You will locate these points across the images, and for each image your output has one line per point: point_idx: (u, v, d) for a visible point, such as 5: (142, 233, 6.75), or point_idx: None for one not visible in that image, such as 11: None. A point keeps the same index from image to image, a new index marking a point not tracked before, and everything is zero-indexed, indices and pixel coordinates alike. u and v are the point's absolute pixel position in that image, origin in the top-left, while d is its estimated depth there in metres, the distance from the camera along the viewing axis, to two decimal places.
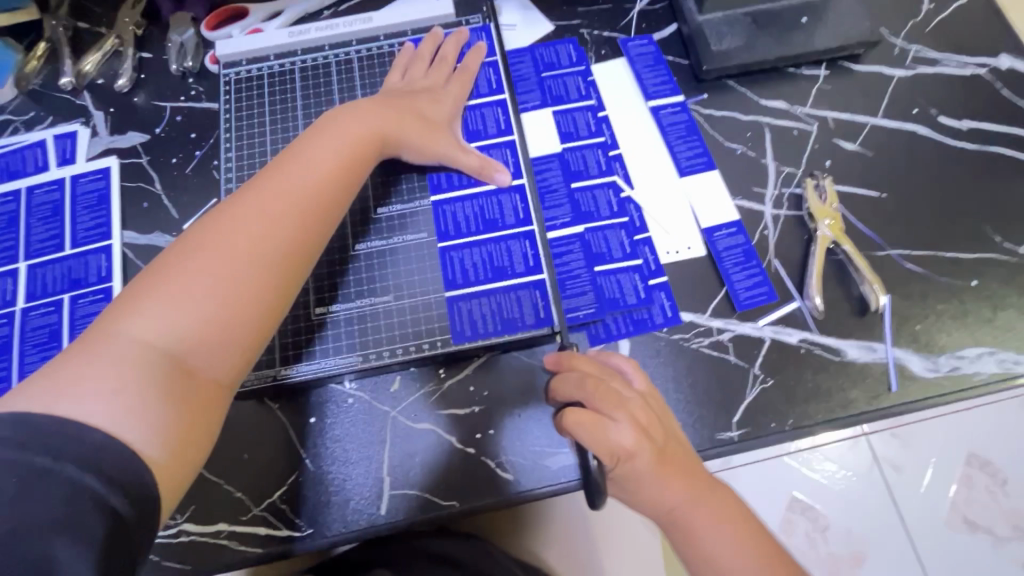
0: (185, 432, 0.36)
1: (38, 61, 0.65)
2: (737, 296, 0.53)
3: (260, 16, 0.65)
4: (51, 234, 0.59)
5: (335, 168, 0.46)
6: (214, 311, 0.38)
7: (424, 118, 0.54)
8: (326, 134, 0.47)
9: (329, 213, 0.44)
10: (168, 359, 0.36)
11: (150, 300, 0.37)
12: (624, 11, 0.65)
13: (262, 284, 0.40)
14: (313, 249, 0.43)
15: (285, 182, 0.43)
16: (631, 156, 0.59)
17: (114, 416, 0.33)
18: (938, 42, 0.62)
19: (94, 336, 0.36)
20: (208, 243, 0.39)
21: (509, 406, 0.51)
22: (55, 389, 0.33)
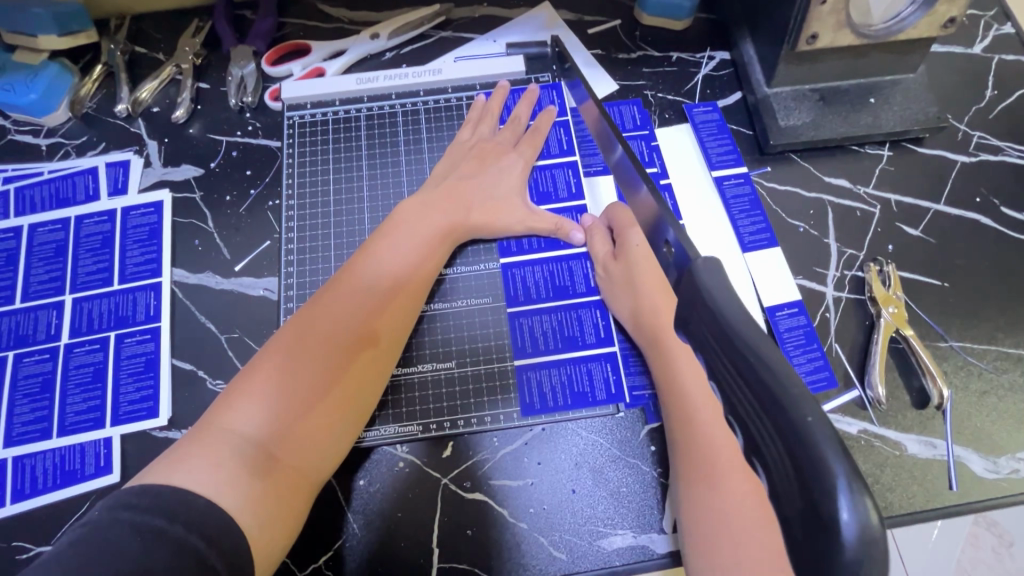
0: (281, 517, 0.40)
1: (94, 84, 0.64)
2: None
3: (322, 55, 0.65)
4: (99, 267, 0.57)
5: (412, 264, 0.51)
6: (308, 405, 0.43)
7: (493, 190, 0.56)
8: (403, 228, 0.51)
9: (400, 306, 0.49)
10: (270, 449, 0.41)
11: (253, 392, 0.42)
12: (689, 75, 0.65)
13: (340, 373, 0.45)
14: (386, 334, 0.48)
15: (367, 280, 0.48)
16: (694, 228, 0.59)
17: (217, 490, 0.37)
18: (1000, 131, 0.62)
19: (209, 417, 0.41)
20: (302, 340, 0.45)
21: (564, 479, 0.50)
22: (175, 462, 0.38)
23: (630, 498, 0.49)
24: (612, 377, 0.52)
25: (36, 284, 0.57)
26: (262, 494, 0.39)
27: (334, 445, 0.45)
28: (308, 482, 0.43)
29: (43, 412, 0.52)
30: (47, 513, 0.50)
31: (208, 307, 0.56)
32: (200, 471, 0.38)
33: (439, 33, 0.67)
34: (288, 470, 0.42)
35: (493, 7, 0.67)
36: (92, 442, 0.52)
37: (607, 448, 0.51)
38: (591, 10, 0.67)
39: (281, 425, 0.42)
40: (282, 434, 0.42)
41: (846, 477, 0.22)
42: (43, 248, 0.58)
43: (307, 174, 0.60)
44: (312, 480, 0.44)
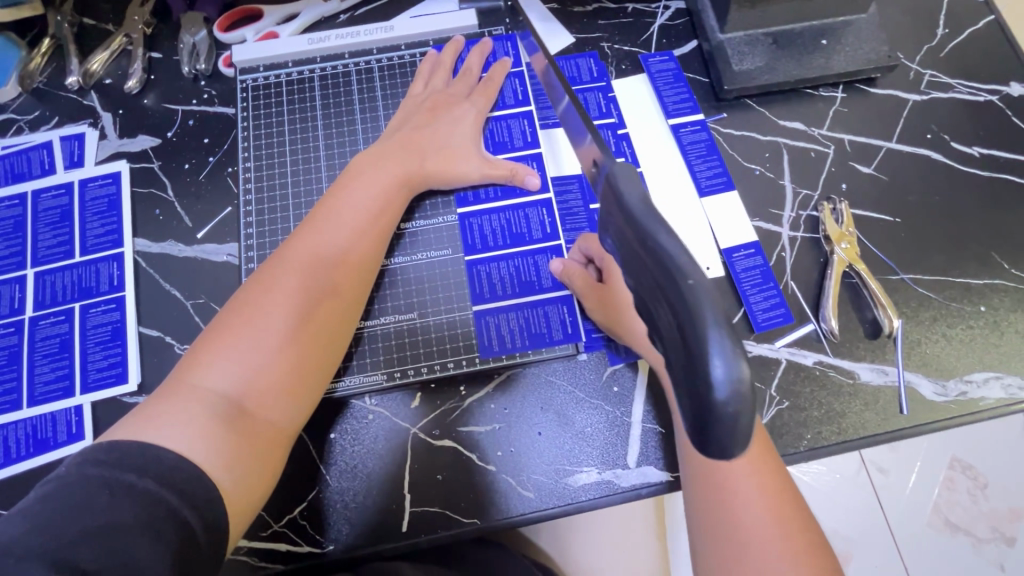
0: (257, 465, 0.41)
1: (42, 58, 0.63)
2: (755, 318, 0.54)
3: (274, 19, 0.64)
4: (60, 240, 0.57)
5: (371, 218, 0.51)
6: (275, 357, 0.44)
7: (448, 142, 0.56)
8: (359, 184, 0.52)
9: (363, 258, 0.50)
10: (239, 402, 0.42)
11: (218, 349, 0.43)
12: (644, 25, 0.65)
13: (306, 327, 0.46)
14: (349, 287, 0.49)
15: (327, 234, 0.49)
16: (651, 175, 0.59)
17: (188, 442, 0.38)
18: (952, 68, 0.63)
19: (176, 378, 0.42)
20: (264, 295, 0.45)
21: (529, 423, 0.52)
22: (142, 421, 0.39)
23: (593, 436, 0.51)
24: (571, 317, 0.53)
25: None
26: (234, 444, 0.40)
27: (308, 396, 0.46)
28: (282, 435, 0.44)
29: (12, 385, 0.53)
30: (23, 481, 0.50)
31: (172, 275, 0.57)
32: (169, 427, 0.39)
33: None
34: (260, 420, 0.43)
35: None
36: (63, 411, 0.52)
37: (570, 390, 0.52)
38: None
39: (249, 378, 0.42)
40: (250, 386, 0.42)
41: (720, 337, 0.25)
42: (1, 225, 0.58)
43: (264, 138, 0.60)
44: (287, 432, 0.45)
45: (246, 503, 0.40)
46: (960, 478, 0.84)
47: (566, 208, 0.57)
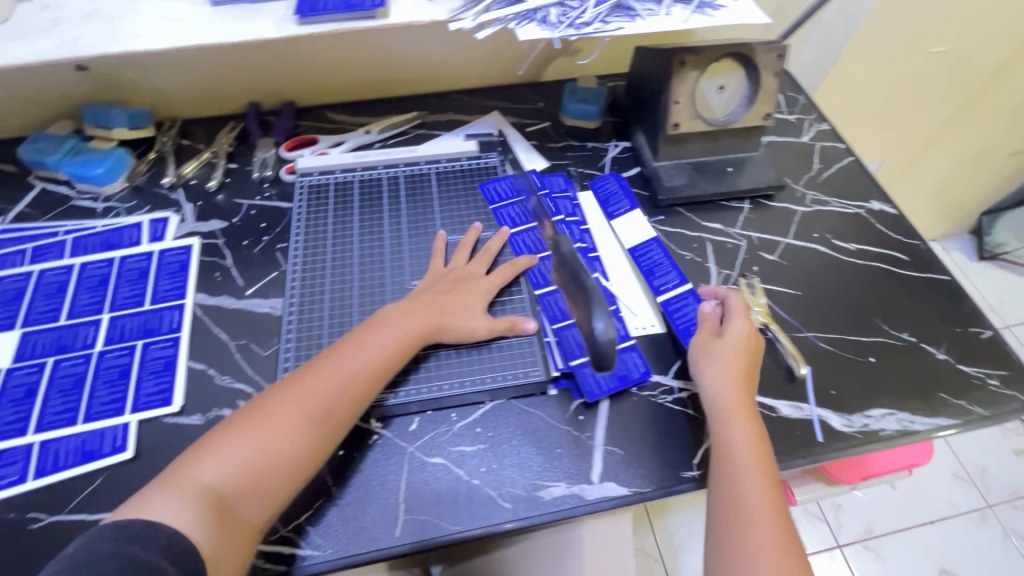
0: (227, 555, 0.48)
1: (147, 165, 0.84)
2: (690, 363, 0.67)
3: (327, 144, 0.86)
4: (135, 293, 0.71)
5: (379, 361, 0.59)
6: (268, 463, 0.52)
7: (460, 305, 0.65)
8: (379, 327, 0.60)
9: (369, 388, 0.57)
10: (224, 499, 0.49)
11: (220, 449, 0.52)
12: (601, 156, 0.88)
13: (303, 441, 0.53)
14: (349, 410, 0.56)
15: (335, 370, 0.57)
16: (606, 258, 0.76)
17: (181, 526, 0.47)
18: (827, 190, 0.85)
19: (183, 466, 0.51)
20: (271, 411, 0.54)
21: (509, 445, 0.61)
22: (148, 500, 0.48)
23: (563, 456, 0.61)
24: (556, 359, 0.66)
25: (81, 306, 0.70)
26: (213, 534, 0.47)
27: (279, 501, 0.52)
28: (257, 531, 0.51)
29: (72, 404, 0.62)
30: (64, 486, 0.58)
31: (222, 322, 0.70)
32: (162, 507, 0.47)
33: (416, 130, 0.91)
34: (229, 519, 0.49)
35: (458, 115, 0.93)
36: (112, 427, 0.61)
37: (542, 418, 0.63)
38: (528, 117, 0.93)
39: (233, 479, 0.50)
40: (237, 486, 0.50)
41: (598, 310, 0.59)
42: (90, 279, 0.72)
43: (309, 224, 0.73)
44: (259, 529, 0.51)
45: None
46: None
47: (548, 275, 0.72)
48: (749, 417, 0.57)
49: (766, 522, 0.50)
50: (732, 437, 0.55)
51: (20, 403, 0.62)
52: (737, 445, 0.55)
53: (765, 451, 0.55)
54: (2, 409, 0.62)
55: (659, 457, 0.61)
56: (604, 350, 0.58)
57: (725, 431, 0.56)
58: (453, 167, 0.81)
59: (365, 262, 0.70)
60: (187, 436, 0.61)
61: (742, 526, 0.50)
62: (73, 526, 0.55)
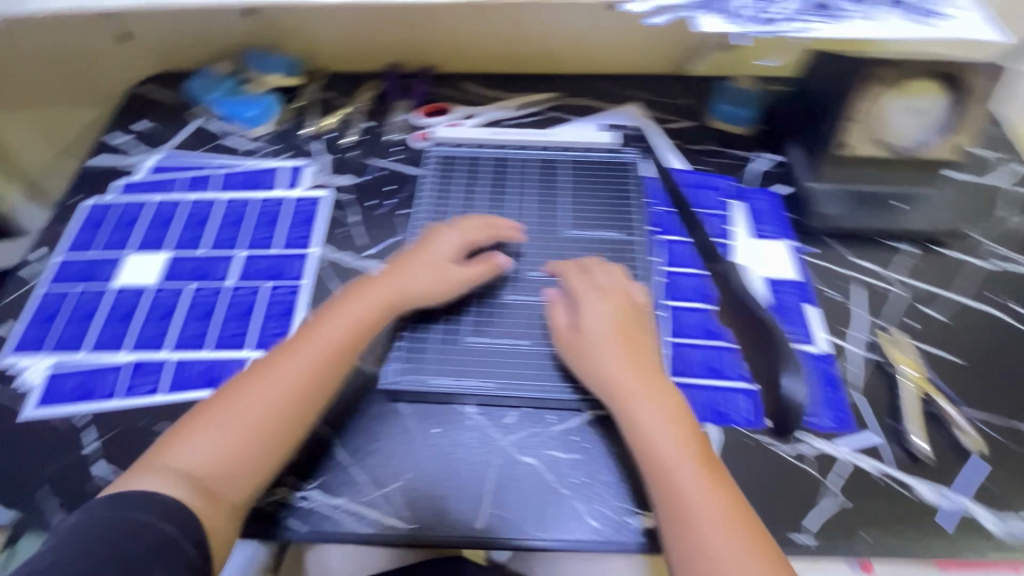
0: (219, 529, 0.50)
1: (291, 112, 0.87)
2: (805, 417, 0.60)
3: (460, 116, 0.85)
4: (268, 235, 0.75)
5: (328, 343, 0.58)
6: (235, 441, 0.52)
7: (450, 278, 0.65)
8: (348, 305, 0.61)
9: (339, 365, 0.58)
10: (205, 477, 0.51)
11: (194, 435, 0.53)
12: (746, 167, 0.81)
13: (267, 409, 0.54)
14: (315, 380, 0.56)
15: (296, 355, 0.57)
16: (743, 280, 0.69)
17: (165, 491, 0.49)
18: (1013, 245, 0.73)
19: (159, 450, 0.52)
20: (242, 390, 0.55)
21: (604, 461, 0.59)
22: (137, 472, 0.51)
23: None
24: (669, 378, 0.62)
25: (221, 240, 0.75)
26: (202, 510, 0.49)
27: (258, 480, 0.52)
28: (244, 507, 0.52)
29: (205, 330, 0.67)
30: (188, 405, 0.62)
31: (341, 278, 0.72)
32: (158, 480, 0.50)
33: (551, 112, 0.87)
34: (217, 495, 0.50)
35: (595, 101, 0.89)
36: (234, 359, 0.65)
37: None
38: (669, 113, 0.87)
39: (216, 457, 0.52)
40: (212, 462, 0.51)
41: None
42: (231, 216, 0.77)
43: (437, 195, 0.73)
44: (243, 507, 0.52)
45: (226, 534, 0.50)
46: None
47: (680, 289, 0.68)
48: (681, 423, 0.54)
49: (723, 532, 0.48)
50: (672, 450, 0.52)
51: (162, 320, 0.68)
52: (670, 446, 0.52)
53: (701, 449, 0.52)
54: (147, 322, 0.68)
55: (767, 513, 0.55)
56: None
57: (654, 434, 0.53)
58: (588, 158, 0.76)
59: (490, 248, 0.68)
60: None
61: (700, 536, 0.48)
62: None
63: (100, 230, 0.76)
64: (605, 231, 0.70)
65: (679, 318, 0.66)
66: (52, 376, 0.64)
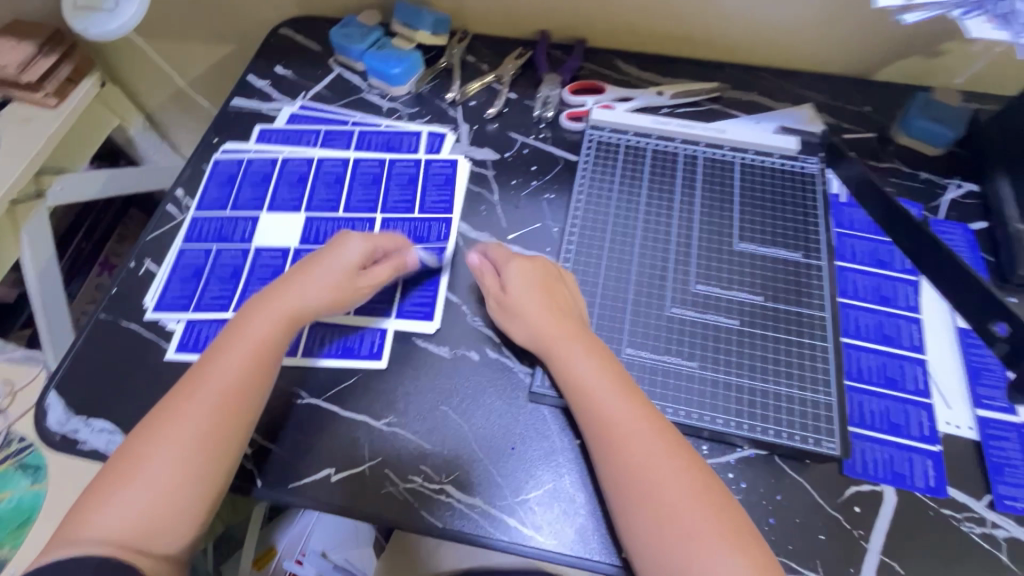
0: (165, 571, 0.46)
1: (434, 74, 0.82)
2: (997, 494, 0.53)
3: (614, 97, 0.79)
4: (403, 198, 0.72)
5: (244, 373, 0.53)
6: (135, 466, 0.48)
7: (342, 276, 0.59)
8: (251, 320, 0.56)
9: (253, 391, 0.53)
10: (133, 537, 0.46)
11: (123, 488, 0.47)
12: (936, 194, 0.71)
13: (193, 437, 0.49)
14: (212, 399, 0.51)
15: (206, 388, 0.51)
16: (928, 325, 0.61)
17: (95, 552, 0.44)
18: None
19: (79, 513, 0.47)
20: (165, 430, 0.49)
21: (763, 509, 0.52)
22: (58, 538, 0.46)
23: (829, 547, 0.50)
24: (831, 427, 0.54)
25: (356, 200, 0.72)
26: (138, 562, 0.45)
27: (200, 515, 0.49)
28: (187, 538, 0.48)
29: None
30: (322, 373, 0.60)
31: None
32: (82, 548, 0.45)
33: (711, 104, 0.80)
34: (151, 551, 0.46)
35: (762, 97, 0.80)
36: (370, 331, 0.62)
37: (807, 491, 0.52)
38: (848, 119, 0.77)
39: (147, 516, 0.47)
40: (144, 515, 0.46)
41: None
42: (364, 176, 0.74)
43: (595, 185, 0.68)
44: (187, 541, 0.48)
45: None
46: None
47: (856, 325, 0.61)
48: (670, 465, 0.47)
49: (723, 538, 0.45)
50: (619, 475, 0.48)
51: None
52: (609, 398, 0.51)
53: (716, 497, 0.47)
54: (286, 280, 0.66)
55: None
56: None
57: (593, 396, 0.52)
58: (762, 163, 0.68)
59: (647, 255, 0.62)
60: (435, 365, 0.61)
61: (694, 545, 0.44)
62: (325, 413, 0.58)
63: (234, 182, 0.74)
64: (784, 250, 0.62)
65: (855, 357, 0.59)
66: (190, 323, 0.63)
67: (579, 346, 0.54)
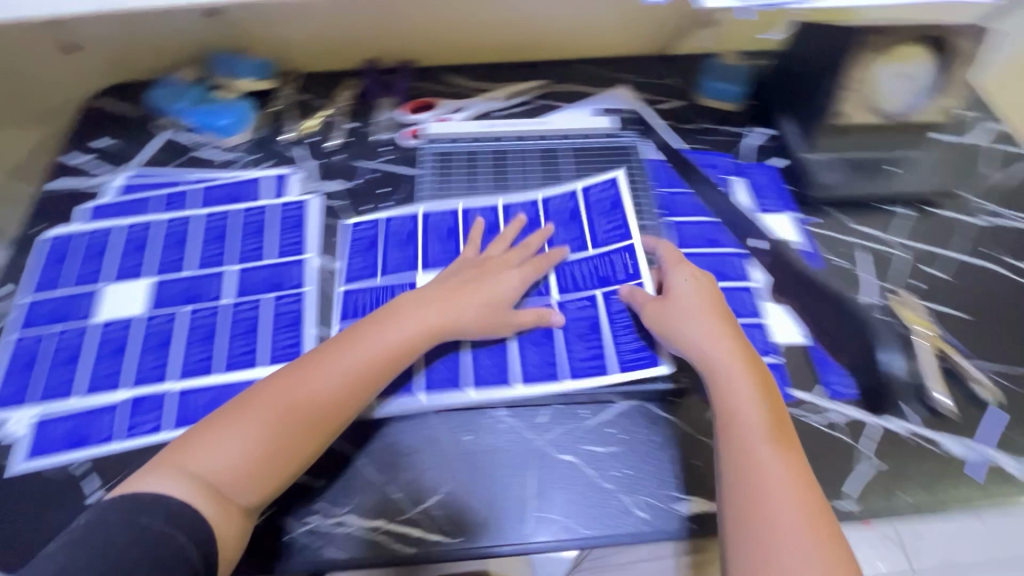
0: (229, 537, 0.48)
1: (267, 118, 0.82)
2: (828, 385, 0.61)
3: (448, 109, 0.82)
4: (255, 247, 0.72)
5: (371, 361, 0.56)
6: (231, 432, 0.51)
7: (491, 294, 0.62)
8: (392, 321, 0.59)
9: (366, 386, 0.55)
10: (216, 487, 0.48)
11: (220, 437, 0.50)
12: (740, 143, 0.81)
13: (282, 416, 0.52)
14: (318, 379, 0.54)
15: (331, 366, 0.55)
16: (753, 256, 0.69)
17: (179, 496, 0.47)
18: (1001, 200, 0.76)
19: (174, 454, 0.50)
20: (259, 405, 0.52)
21: (643, 451, 0.58)
22: (162, 459, 0.50)
23: (698, 467, 0.57)
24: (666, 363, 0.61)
25: (206, 258, 0.71)
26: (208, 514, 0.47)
27: (268, 492, 0.51)
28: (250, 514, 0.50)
29: (209, 354, 0.63)
30: None
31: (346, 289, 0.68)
32: (168, 481, 0.47)
33: (540, 100, 0.85)
34: (225, 502, 0.48)
35: (582, 86, 0.87)
36: (241, 384, 0.61)
37: (673, 424, 0.59)
38: (659, 92, 0.86)
39: (241, 462, 0.50)
40: (229, 468, 0.49)
41: None
42: (211, 231, 0.73)
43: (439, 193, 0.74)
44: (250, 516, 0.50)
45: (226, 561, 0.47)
46: None
47: None
48: (784, 469, 0.50)
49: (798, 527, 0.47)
50: (739, 477, 0.50)
51: (162, 351, 0.63)
52: (746, 403, 0.53)
53: (810, 496, 0.49)
54: (145, 354, 0.63)
55: None
56: None
57: (690, 334, 0.58)
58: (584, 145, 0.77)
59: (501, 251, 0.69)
60: None
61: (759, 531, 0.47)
62: None
63: (67, 263, 0.69)
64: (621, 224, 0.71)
65: None
66: (38, 425, 0.58)
67: (694, 316, 0.59)
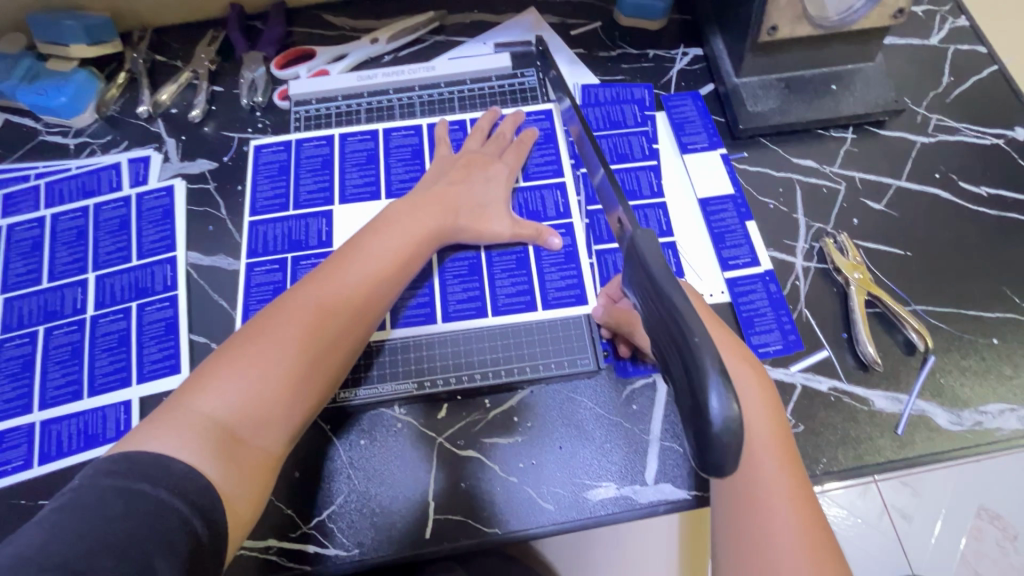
0: (247, 487, 0.41)
1: (118, 89, 0.70)
2: (751, 347, 0.56)
3: (326, 59, 0.71)
4: (118, 247, 0.63)
5: (380, 270, 0.52)
6: (241, 368, 0.44)
7: (479, 201, 0.60)
8: (392, 229, 0.54)
9: (375, 296, 0.51)
10: (232, 430, 0.42)
11: (226, 371, 0.43)
12: (665, 69, 0.70)
13: (306, 340, 0.46)
14: (317, 294, 0.48)
15: (344, 279, 0.50)
16: (672, 204, 0.62)
17: (182, 449, 0.39)
18: (956, 113, 0.67)
19: (167, 409, 0.41)
20: (264, 333, 0.45)
21: (550, 437, 0.54)
22: (165, 411, 0.41)
23: (612, 452, 0.53)
24: (539, 310, 0.59)
25: (61, 265, 0.62)
26: (228, 470, 0.40)
27: (296, 427, 0.46)
28: (273, 460, 0.44)
29: (73, 376, 0.57)
30: (68, 474, 0.53)
31: (219, 286, 0.61)
32: (173, 433, 0.39)
33: (434, 37, 0.73)
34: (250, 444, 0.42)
35: (483, 13, 0.74)
36: (113, 408, 0.56)
37: (584, 406, 0.55)
38: (573, 14, 0.74)
39: (254, 397, 0.43)
40: (243, 413, 0.42)
41: (717, 376, 0.30)
42: (66, 234, 0.63)
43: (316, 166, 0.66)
44: (273, 460, 0.44)
45: (250, 512, 0.41)
46: (988, 527, 0.70)
47: (597, 230, 0.62)
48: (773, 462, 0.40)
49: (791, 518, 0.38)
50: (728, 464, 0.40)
51: (17, 378, 0.57)
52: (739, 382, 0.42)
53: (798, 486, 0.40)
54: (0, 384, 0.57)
55: None
56: (724, 446, 0.30)
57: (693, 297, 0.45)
58: (481, 90, 0.69)
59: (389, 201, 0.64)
60: None
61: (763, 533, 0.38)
62: None
63: None
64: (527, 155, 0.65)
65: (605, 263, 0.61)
66: None
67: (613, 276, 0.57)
